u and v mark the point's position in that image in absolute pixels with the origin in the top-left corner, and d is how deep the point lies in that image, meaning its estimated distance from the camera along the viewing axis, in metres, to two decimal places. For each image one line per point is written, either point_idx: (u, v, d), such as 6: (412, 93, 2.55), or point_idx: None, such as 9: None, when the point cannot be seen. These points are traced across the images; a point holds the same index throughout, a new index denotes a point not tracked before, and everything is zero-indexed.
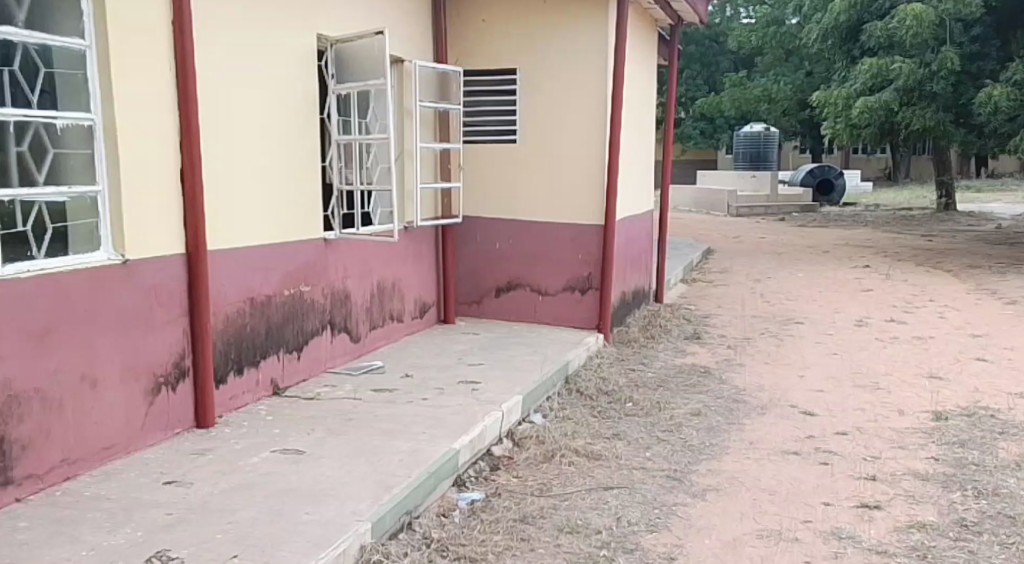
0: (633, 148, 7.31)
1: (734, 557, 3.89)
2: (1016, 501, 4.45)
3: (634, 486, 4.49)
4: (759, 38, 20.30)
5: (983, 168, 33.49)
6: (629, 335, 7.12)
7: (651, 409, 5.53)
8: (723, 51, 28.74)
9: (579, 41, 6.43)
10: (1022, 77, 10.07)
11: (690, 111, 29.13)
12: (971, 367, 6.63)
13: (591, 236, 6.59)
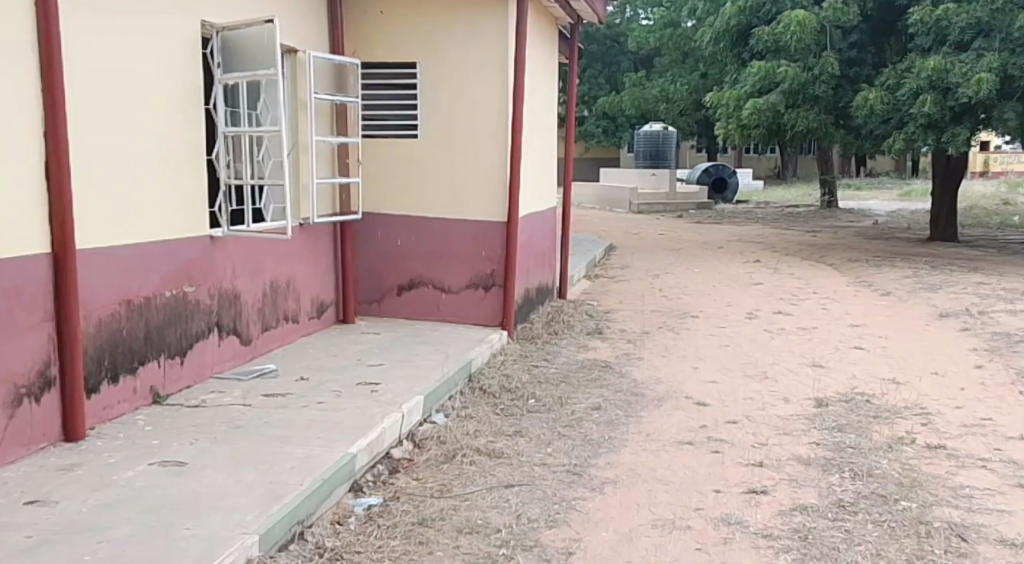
0: (535, 145, 7.50)
1: (629, 547, 4.08)
2: (888, 481, 4.79)
3: (534, 482, 4.68)
4: (656, 39, 20.78)
5: (862, 169, 35.03)
6: (532, 332, 7.33)
7: (553, 405, 5.74)
8: (623, 51, 29.34)
9: (469, 39, 6.64)
10: (893, 82, 10.73)
11: (592, 110, 29.65)
12: (850, 356, 7.04)
13: (491, 232, 6.80)
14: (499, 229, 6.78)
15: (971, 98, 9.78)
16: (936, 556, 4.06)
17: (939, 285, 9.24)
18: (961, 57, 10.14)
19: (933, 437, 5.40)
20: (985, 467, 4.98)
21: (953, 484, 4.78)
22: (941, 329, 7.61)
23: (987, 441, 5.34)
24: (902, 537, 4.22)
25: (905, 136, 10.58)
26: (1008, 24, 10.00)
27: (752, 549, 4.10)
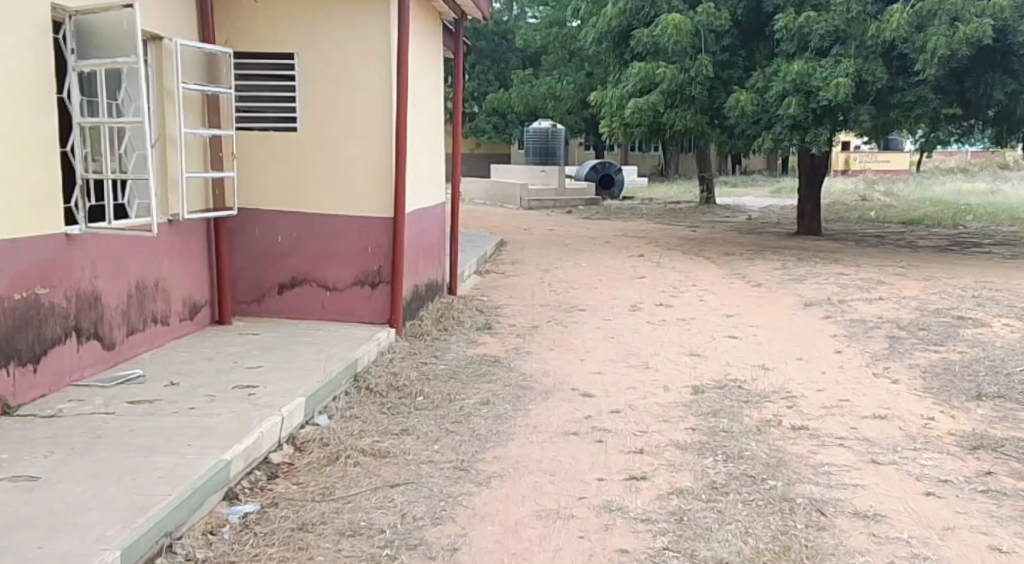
0: (420, 141, 7.65)
1: (514, 539, 4.30)
2: (757, 461, 5.15)
3: (419, 481, 4.84)
4: (542, 39, 21.27)
5: (739, 166, 36.32)
6: (422, 329, 7.48)
7: (441, 402, 5.92)
8: (512, 48, 29.71)
9: (350, 35, 6.76)
10: (761, 85, 11.28)
11: (482, 105, 29.93)
12: (724, 344, 7.44)
13: (378, 227, 6.95)
14: (384, 224, 6.94)
15: (830, 100, 10.37)
16: (798, 531, 4.40)
17: (805, 276, 9.79)
18: (820, 62, 10.74)
19: (798, 418, 5.81)
20: (842, 445, 5.38)
21: (814, 462, 5.17)
22: (807, 317, 8.10)
23: (845, 420, 5.75)
24: (768, 514, 4.56)
25: (773, 136, 11.14)
26: (862, 32, 10.67)
27: (632, 533, 4.37)
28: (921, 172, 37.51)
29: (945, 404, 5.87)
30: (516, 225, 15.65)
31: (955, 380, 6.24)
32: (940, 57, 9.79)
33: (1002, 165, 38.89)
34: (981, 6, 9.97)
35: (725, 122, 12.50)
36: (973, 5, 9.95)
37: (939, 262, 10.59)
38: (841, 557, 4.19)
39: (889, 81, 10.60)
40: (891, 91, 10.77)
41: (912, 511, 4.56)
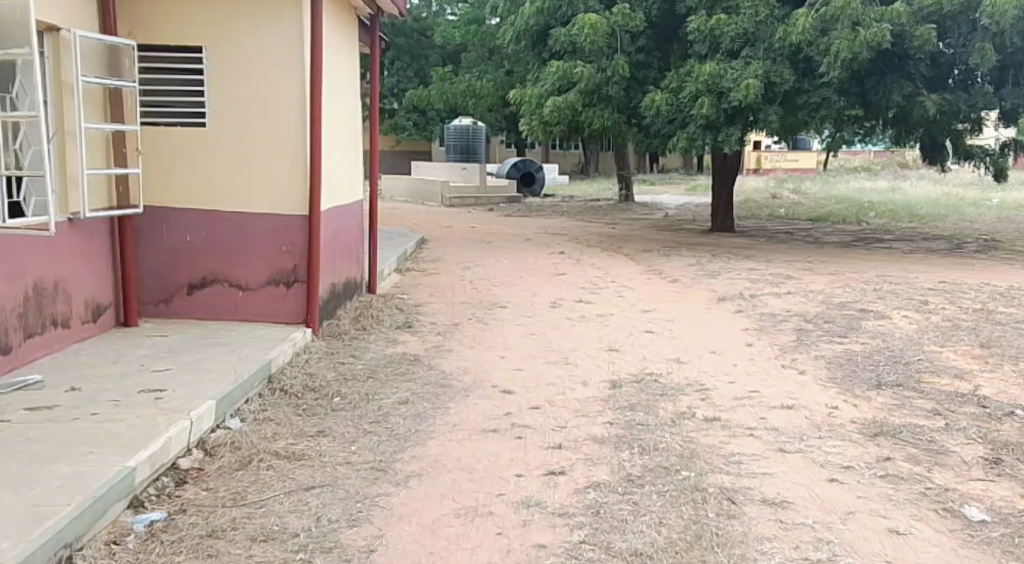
0: (337, 139, 7.62)
1: (431, 538, 4.35)
2: (670, 453, 5.29)
3: (335, 483, 4.84)
4: (461, 35, 21.38)
5: (656, 164, 36.80)
6: (339, 329, 7.45)
7: (359, 402, 5.92)
8: (430, 45, 29.73)
9: (263, 33, 6.71)
10: (676, 85, 11.48)
11: (402, 102, 29.87)
12: (641, 339, 7.59)
13: (293, 226, 6.91)
14: (298, 223, 6.91)
15: (741, 101, 10.65)
16: (709, 520, 4.54)
17: (718, 272, 10.02)
18: (730, 64, 11.02)
19: (710, 410, 5.97)
20: (752, 435, 5.55)
21: (726, 452, 5.32)
22: (720, 312, 8.31)
23: (755, 411, 5.93)
24: (682, 504, 4.70)
25: (687, 136, 11.47)
26: (770, 35, 10.97)
27: (549, 528, 4.46)
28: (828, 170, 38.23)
29: (847, 393, 6.09)
30: (438, 223, 15.69)
31: (856, 370, 6.49)
32: (842, 60, 10.12)
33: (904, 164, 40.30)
34: (879, 12, 10.32)
35: (641, 121, 12.71)
36: (872, 11, 10.26)
37: (846, 258, 10.94)
38: (750, 544, 4.33)
39: (796, 83, 10.93)
40: (798, 92, 11.10)
41: (817, 498, 4.73)
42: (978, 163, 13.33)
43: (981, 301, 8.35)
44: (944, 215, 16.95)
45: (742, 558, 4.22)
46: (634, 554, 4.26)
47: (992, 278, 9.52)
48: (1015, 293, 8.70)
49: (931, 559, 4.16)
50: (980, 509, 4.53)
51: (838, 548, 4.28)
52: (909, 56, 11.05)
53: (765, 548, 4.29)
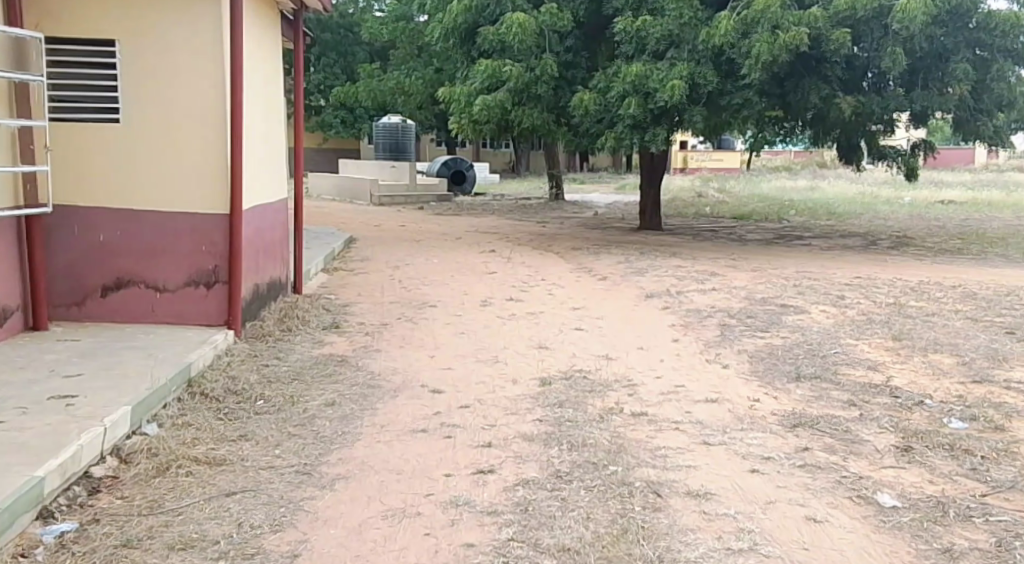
0: (259, 136, 7.52)
1: (356, 541, 4.36)
2: (598, 449, 5.37)
3: (258, 487, 4.81)
4: (388, 32, 21.52)
5: (585, 164, 37.10)
6: (263, 330, 7.36)
7: (285, 405, 5.88)
8: (357, 41, 29.63)
9: (179, 29, 6.60)
10: (603, 85, 11.62)
11: (328, 99, 29.67)
12: (570, 336, 7.67)
13: (213, 225, 6.82)
14: (219, 222, 6.81)
15: (666, 101, 10.82)
16: (636, 513, 4.63)
17: (646, 269, 10.17)
18: (656, 65, 11.19)
19: (638, 405, 6.07)
20: (678, 429, 5.67)
21: (651, 446, 5.43)
22: (647, 308, 8.44)
23: (680, 405, 6.04)
24: (609, 499, 4.78)
25: (615, 136, 11.63)
26: (694, 37, 11.14)
27: (478, 526, 4.51)
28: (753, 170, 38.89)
29: (769, 387, 6.24)
30: (367, 221, 15.65)
31: (777, 363, 6.66)
32: (763, 62, 10.35)
33: (823, 164, 41.24)
34: (797, 15, 10.58)
35: (570, 120, 12.84)
36: (791, 15, 10.49)
37: (769, 254, 11.19)
38: (674, 536, 4.43)
39: (719, 85, 11.15)
40: (721, 93, 11.34)
41: (738, 489, 4.85)
42: (891, 163, 13.69)
43: (895, 295, 8.61)
44: (860, 213, 17.44)
45: (667, 550, 4.31)
46: (561, 549, 4.33)
47: (906, 274, 9.83)
48: (927, 287, 8.99)
49: (846, 545, 4.29)
50: (891, 495, 4.68)
51: (758, 537, 4.40)
52: (825, 60, 11.36)
53: (688, 540, 4.40)
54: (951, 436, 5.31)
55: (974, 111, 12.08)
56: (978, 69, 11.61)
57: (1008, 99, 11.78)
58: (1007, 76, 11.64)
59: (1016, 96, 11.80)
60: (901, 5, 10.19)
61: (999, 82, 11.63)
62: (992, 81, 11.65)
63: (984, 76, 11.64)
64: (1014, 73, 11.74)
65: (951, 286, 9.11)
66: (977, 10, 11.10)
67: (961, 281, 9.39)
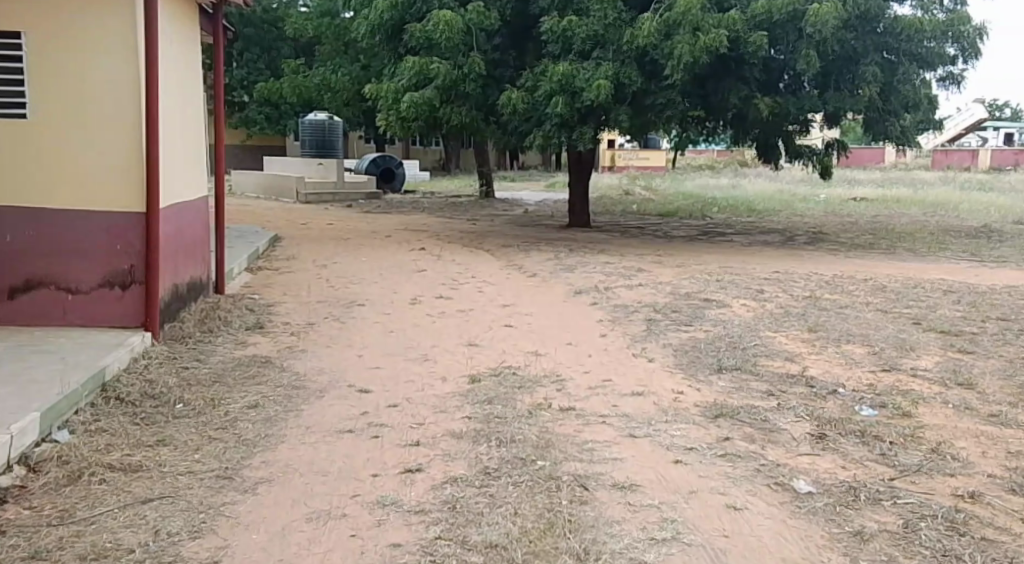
0: (177, 135, 7.41)
1: (280, 546, 4.36)
2: (526, 444, 5.42)
3: (176, 494, 4.77)
4: (313, 28, 21.63)
5: (516, 161, 37.30)
6: (183, 331, 7.27)
7: (204, 408, 5.82)
8: (282, 36, 29.51)
9: (93, 25, 6.49)
10: (531, 84, 11.70)
11: (251, 94, 29.34)
12: (500, 333, 7.73)
13: (127, 225, 6.70)
14: (133, 222, 6.70)
15: (593, 100, 10.94)
16: (562, 507, 4.70)
17: (575, 266, 10.28)
18: (582, 64, 11.31)
19: (565, 401, 6.14)
20: (604, 422, 5.75)
21: (580, 440, 5.50)
22: (575, 305, 8.52)
23: (607, 399, 6.13)
24: (537, 494, 4.83)
25: (543, 134, 11.74)
26: (619, 37, 11.29)
27: (404, 526, 4.53)
28: (680, 168, 39.44)
29: (691, 379, 6.37)
30: (294, 219, 15.53)
31: (700, 356, 6.79)
32: (685, 63, 10.53)
33: (746, 162, 41.96)
34: (717, 18, 10.80)
35: (499, 119, 12.91)
36: (711, 18, 10.74)
37: (693, 251, 11.38)
38: (600, 528, 4.50)
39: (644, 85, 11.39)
40: (646, 94, 11.57)
41: (662, 480, 4.95)
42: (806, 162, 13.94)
43: (811, 289, 8.84)
44: (779, 210, 17.82)
45: (592, 542, 4.38)
46: (489, 546, 4.38)
47: (821, 268, 10.08)
48: (841, 280, 9.24)
49: (764, 531, 4.41)
50: (806, 481, 4.82)
51: (680, 526, 4.49)
52: (744, 62, 11.62)
53: (613, 531, 4.47)
54: (862, 423, 5.48)
55: (884, 113, 12.36)
56: (887, 71, 11.98)
57: (914, 100, 12.18)
58: (911, 78, 12.08)
59: (920, 98, 12.22)
60: (813, 10, 10.44)
61: (906, 85, 12.04)
62: (899, 84, 12.04)
63: (891, 78, 12.01)
64: (917, 77, 12.18)
65: (863, 280, 9.38)
66: (885, 15, 11.53)
67: (873, 275, 9.67)
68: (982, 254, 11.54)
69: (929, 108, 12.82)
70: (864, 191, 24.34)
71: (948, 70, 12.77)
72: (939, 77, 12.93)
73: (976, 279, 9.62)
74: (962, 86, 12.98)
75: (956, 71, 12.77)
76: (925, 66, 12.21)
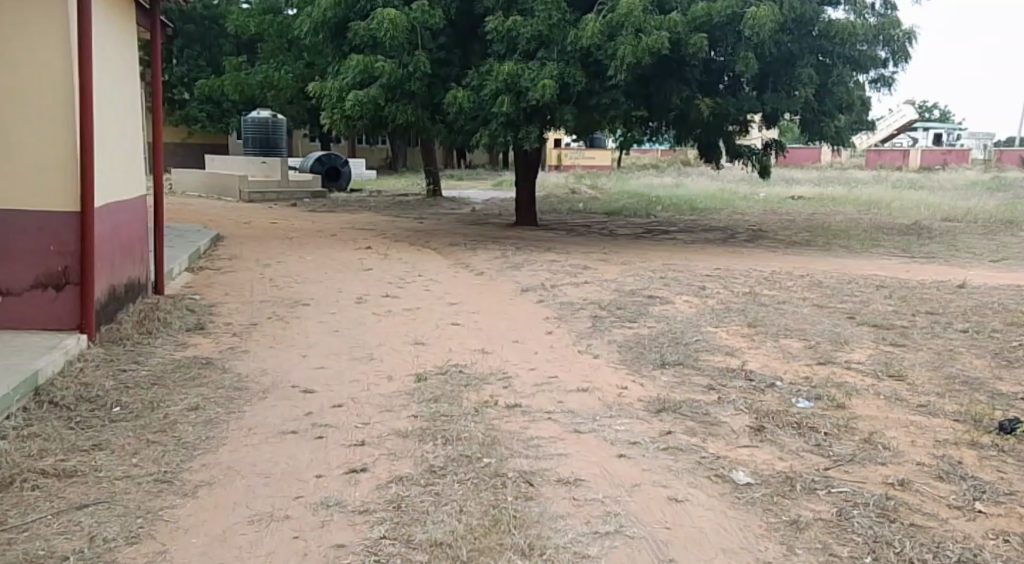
0: (112, 133, 7.31)
1: (221, 549, 4.34)
2: (472, 442, 5.44)
3: (112, 499, 4.72)
4: (256, 25, 21.37)
5: (462, 160, 37.30)
6: (120, 333, 7.16)
7: (143, 411, 5.76)
8: (224, 33, 29.26)
9: (26, 22, 6.37)
10: (477, 83, 11.71)
11: (193, 92, 29.02)
12: (447, 331, 7.74)
13: (60, 225, 6.59)
14: (67, 222, 6.60)
15: (538, 100, 11.01)
16: (508, 503, 4.73)
17: (521, 264, 10.33)
18: (527, 64, 11.36)
19: (511, 398, 6.17)
20: (550, 418, 5.79)
21: (525, 436, 5.53)
22: (522, 302, 8.57)
23: (553, 396, 6.17)
24: (482, 491, 4.86)
25: (489, 133, 11.79)
26: (563, 38, 11.36)
27: (349, 527, 4.53)
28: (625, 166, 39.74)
29: (635, 374, 6.44)
30: (237, 218, 15.36)
31: (644, 352, 6.86)
32: (628, 64, 10.65)
33: (689, 161, 42.37)
34: (659, 20, 10.90)
35: (445, 118, 12.91)
36: (653, 19, 10.84)
37: (639, 249, 11.47)
38: (545, 523, 4.54)
39: (588, 85, 11.48)
40: (590, 94, 11.67)
41: (606, 474, 5.00)
42: (745, 162, 14.24)
43: (751, 285, 8.97)
44: (721, 208, 18.00)
45: (536, 537, 4.41)
46: (433, 544, 4.39)
47: (760, 265, 10.24)
48: (779, 276, 9.40)
49: (704, 523, 4.48)
50: (745, 473, 4.91)
51: (624, 519, 4.54)
52: (685, 64, 11.80)
53: (558, 526, 4.51)
54: (799, 415, 5.58)
55: (820, 114, 12.61)
56: (821, 73, 12.20)
57: (848, 102, 12.40)
58: (845, 81, 12.30)
59: (854, 100, 12.43)
60: (751, 13, 10.61)
61: (840, 87, 12.26)
62: (834, 86, 12.27)
63: (825, 80, 12.24)
64: (851, 79, 12.39)
65: (800, 276, 9.54)
66: (819, 20, 11.71)
67: (810, 271, 9.85)
68: (912, 250, 11.81)
69: (863, 110, 13.09)
70: (801, 191, 24.32)
71: (879, 72, 13.02)
72: (871, 79, 13.19)
73: (907, 274, 9.84)
74: (893, 88, 13.27)
75: (888, 73, 13.04)
76: (858, 68, 12.44)
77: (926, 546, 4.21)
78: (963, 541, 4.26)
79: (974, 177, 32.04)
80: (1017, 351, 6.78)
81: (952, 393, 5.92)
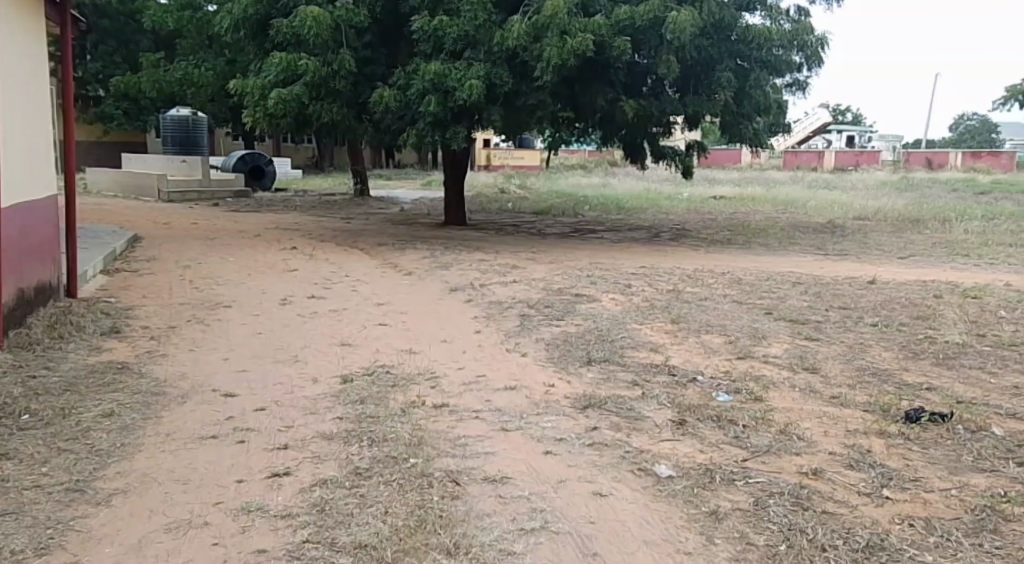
0: (18, 132, 7.10)
1: (137, 558, 4.26)
2: (398, 442, 5.42)
3: (21, 510, 4.60)
4: (175, 21, 21.23)
5: (390, 160, 37.14)
6: (31, 338, 6.98)
7: (56, 418, 5.63)
8: (141, 29, 28.71)
9: None
10: (404, 82, 11.66)
11: (109, 89, 28.37)
12: (374, 332, 7.70)
13: None
14: None
15: (465, 100, 11.04)
16: (433, 503, 4.72)
17: (449, 263, 10.33)
18: (453, 64, 11.35)
19: (438, 397, 6.16)
20: (477, 417, 5.79)
21: (452, 436, 5.53)
22: (449, 302, 8.56)
23: (479, 395, 6.17)
24: (408, 491, 4.84)
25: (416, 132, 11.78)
26: (489, 39, 11.40)
27: (271, 531, 4.48)
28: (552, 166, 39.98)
29: (561, 372, 6.48)
30: (155, 219, 15.03)
31: (571, 350, 6.90)
32: (554, 67, 10.75)
33: (616, 161, 42.79)
34: (583, 22, 10.94)
35: (372, 117, 12.83)
36: (577, 21, 10.92)
37: (568, 248, 11.52)
38: (469, 522, 4.54)
39: (515, 86, 11.54)
40: (517, 95, 11.73)
41: (531, 472, 5.02)
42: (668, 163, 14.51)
43: (673, 282, 9.10)
44: (644, 208, 18.13)
45: (462, 536, 4.42)
46: (357, 546, 4.36)
47: (683, 262, 10.37)
48: (700, 274, 9.55)
49: (627, 516, 4.53)
50: (667, 466, 4.97)
51: (549, 515, 4.57)
52: (610, 66, 11.94)
53: (484, 524, 4.52)
54: (718, 408, 5.68)
55: (739, 116, 12.84)
56: (739, 77, 12.40)
57: (765, 104, 12.67)
58: (762, 85, 12.52)
59: (770, 103, 12.74)
60: (672, 17, 10.76)
61: (758, 90, 12.47)
62: (751, 88, 12.46)
63: (743, 84, 12.44)
64: (767, 83, 12.58)
65: (719, 272, 9.70)
66: (736, 25, 11.81)
67: (729, 268, 10.02)
68: (826, 247, 12.09)
69: (779, 112, 13.42)
70: (722, 191, 24.64)
71: (794, 76, 13.39)
72: (787, 83, 13.52)
73: (820, 270, 10.08)
74: (807, 91, 13.64)
75: (802, 77, 13.38)
76: (774, 72, 12.55)
77: (837, 533, 4.31)
78: (871, 526, 4.37)
79: (885, 177, 33.00)
80: (923, 343, 6.99)
81: (863, 385, 6.07)
